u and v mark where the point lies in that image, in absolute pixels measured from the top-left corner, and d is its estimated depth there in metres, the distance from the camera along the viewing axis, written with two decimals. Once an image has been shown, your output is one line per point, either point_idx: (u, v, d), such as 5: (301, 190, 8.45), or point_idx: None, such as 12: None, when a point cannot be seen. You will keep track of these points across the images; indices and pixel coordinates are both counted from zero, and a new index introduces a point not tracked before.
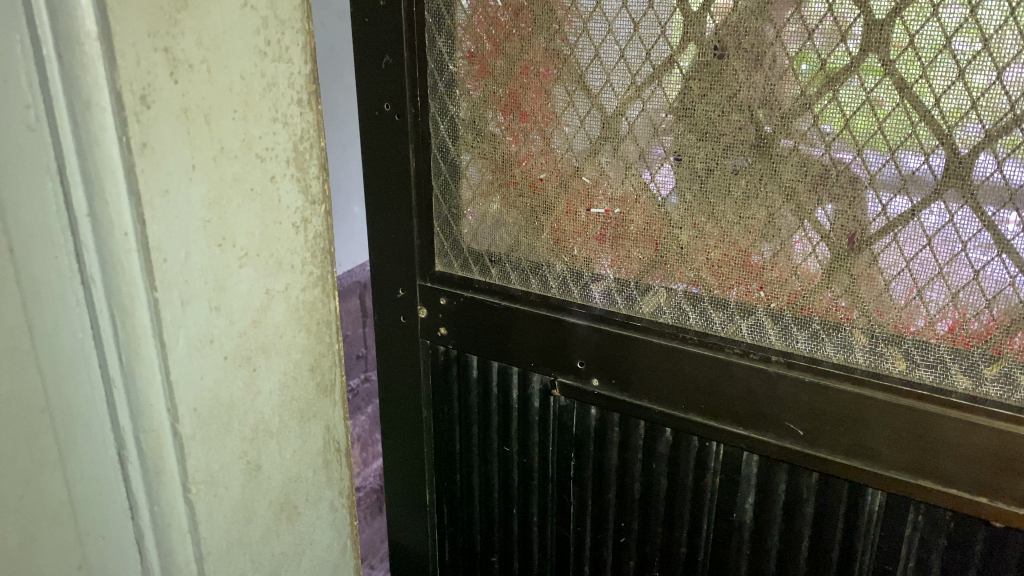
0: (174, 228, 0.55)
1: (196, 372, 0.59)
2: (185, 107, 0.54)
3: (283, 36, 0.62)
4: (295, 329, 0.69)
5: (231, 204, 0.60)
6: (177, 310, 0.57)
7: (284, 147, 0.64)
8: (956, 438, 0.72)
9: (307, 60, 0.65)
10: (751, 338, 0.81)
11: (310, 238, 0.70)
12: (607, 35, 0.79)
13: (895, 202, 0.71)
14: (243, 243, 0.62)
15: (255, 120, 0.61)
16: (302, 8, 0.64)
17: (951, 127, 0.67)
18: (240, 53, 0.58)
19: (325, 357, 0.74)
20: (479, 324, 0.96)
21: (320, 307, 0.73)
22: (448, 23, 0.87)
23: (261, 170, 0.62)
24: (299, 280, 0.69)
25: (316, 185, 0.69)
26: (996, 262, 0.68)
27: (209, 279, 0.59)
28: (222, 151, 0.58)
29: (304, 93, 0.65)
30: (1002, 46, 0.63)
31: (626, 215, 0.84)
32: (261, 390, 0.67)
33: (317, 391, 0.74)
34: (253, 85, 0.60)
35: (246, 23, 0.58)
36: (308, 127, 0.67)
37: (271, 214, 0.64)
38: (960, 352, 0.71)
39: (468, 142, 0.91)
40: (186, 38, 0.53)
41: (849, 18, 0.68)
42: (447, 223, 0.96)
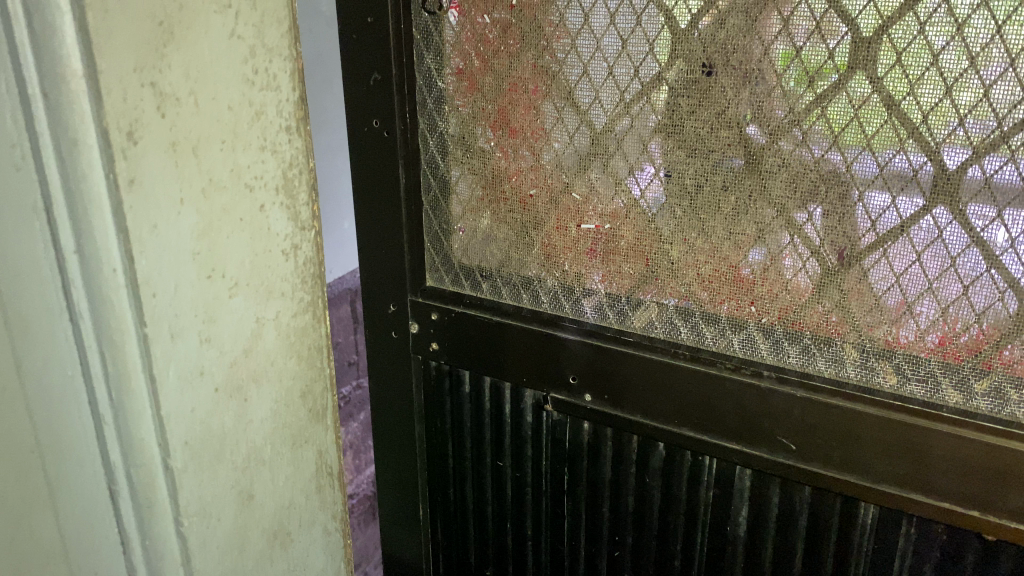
0: (164, 261, 0.55)
1: (187, 405, 0.59)
2: (173, 140, 0.54)
3: (271, 64, 0.62)
4: (286, 355, 0.69)
5: (221, 234, 0.59)
6: (167, 343, 0.56)
7: (273, 175, 0.64)
8: (947, 452, 0.72)
9: (295, 86, 0.65)
10: (743, 352, 0.81)
11: (301, 264, 0.69)
12: (595, 52, 0.79)
13: (884, 218, 0.71)
14: (234, 272, 0.61)
15: (244, 149, 0.60)
16: (290, 34, 0.63)
17: (939, 144, 0.67)
18: (228, 83, 0.58)
19: (316, 382, 0.74)
20: (470, 340, 0.96)
21: (311, 332, 0.72)
22: (437, 39, 0.87)
23: (251, 199, 0.62)
24: (289, 306, 0.69)
25: (305, 211, 0.69)
26: (985, 278, 0.69)
27: (198, 311, 0.59)
28: (211, 182, 0.58)
29: (292, 119, 0.65)
30: (990, 63, 0.64)
31: (616, 231, 0.84)
32: (253, 418, 0.67)
33: (309, 416, 0.74)
34: (241, 113, 0.59)
35: (234, 52, 0.58)
36: (297, 153, 0.66)
37: (261, 242, 0.64)
38: (951, 366, 0.72)
39: (458, 157, 0.91)
40: (173, 70, 0.53)
41: (837, 35, 0.68)
42: (437, 238, 0.96)
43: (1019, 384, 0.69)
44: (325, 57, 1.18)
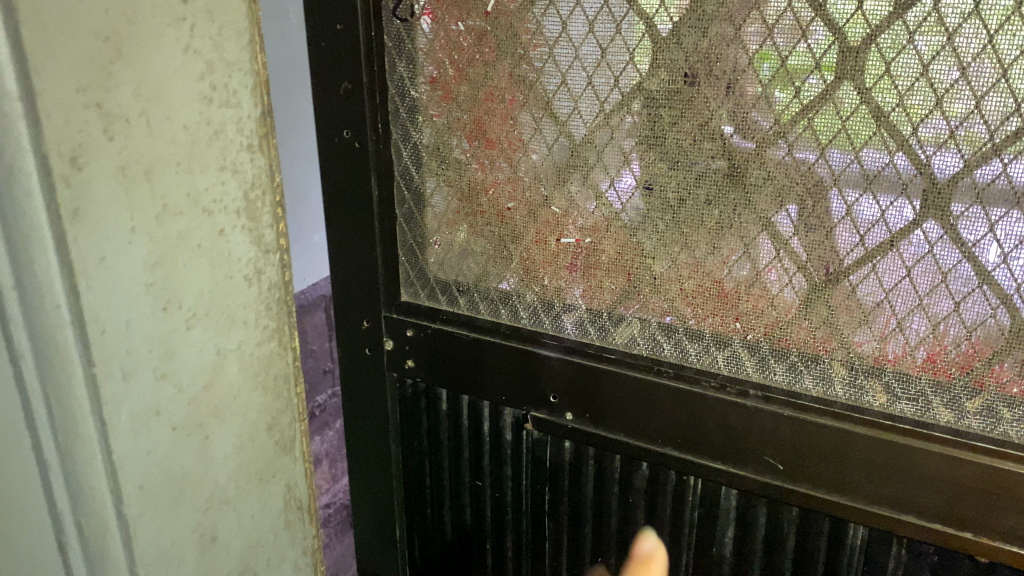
0: (114, 296, 0.50)
1: (142, 448, 0.55)
2: (123, 163, 0.49)
3: (230, 79, 0.57)
4: (251, 387, 0.65)
5: (178, 263, 0.55)
6: (118, 384, 0.52)
7: (233, 197, 0.59)
8: (939, 471, 0.70)
9: (257, 103, 0.60)
10: (728, 370, 0.79)
11: (265, 290, 0.65)
12: (573, 61, 0.76)
13: (872, 233, 0.69)
14: (192, 303, 0.57)
15: (202, 171, 0.56)
16: (250, 47, 0.59)
17: (929, 157, 0.65)
18: (185, 99, 0.53)
19: (285, 414, 0.70)
20: (447, 357, 0.93)
21: (277, 361, 0.68)
22: (409, 47, 0.84)
23: (210, 223, 0.57)
24: (253, 335, 0.64)
25: (270, 234, 0.64)
26: (976, 293, 0.67)
27: (153, 347, 0.54)
28: (165, 207, 0.53)
29: (255, 137, 0.60)
30: (981, 75, 0.62)
31: (597, 245, 0.82)
32: (215, 455, 0.62)
33: (277, 449, 0.70)
34: (198, 131, 0.55)
35: (190, 67, 0.53)
36: (259, 173, 0.61)
37: (222, 268, 0.59)
38: (941, 385, 0.70)
39: (433, 168, 0.88)
40: (121, 88, 0.48)
41: (823, 44, 0.66)
42: (412, 252, 0.92)
43: (1011, 403, 0.67)
44: (293, 59, 1.17)
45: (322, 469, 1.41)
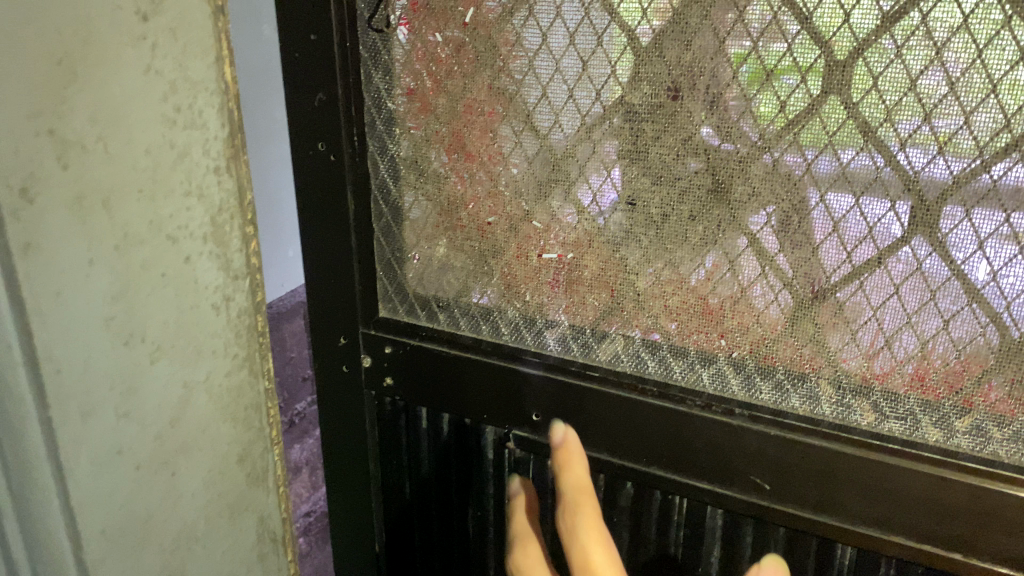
0: (72, 332, 0.50)
1: (104, 491, 0.54)
2: (79, 193, 0.48)
3: (195, 99, 0.56)
4: (220, 420, 0.64)
5: (141, 294, 0.54)
6: (76, 424, 0.51)
7: (199, 222, 0.58)
8: (929, 492, 0.69)
9: (225, 121, 0.59)
10: (713, 388, 0.77)
11: (234, 315, 0.64)
12: (554, 73, 0.75)
13: (860, 250, 0.68)
14: (156, 337, 0.56)
15: (166, 197, 0.55)
16: (218, 65, 0.58)
17: (918, 172, 0.64)
18: (146, 123, 0.52)
19: (255, 445, 0.69)
20: (426, 375, 0.91)
21: (246, 392, 0.67)
22: (385, 58, 0.81)
23: (175, 251, 0.57)
24: (222, 365, 0.64)
25: (239, 258, 0.63)
26: (965, 311, 0.65)
27: (114, 382, 0.53)
28: (126, 236, 0.52)
29: (221, 158, 0.59)
30: (970, 89, 0.60)
31: (580, 261, 0.80)
32: (184, 494, 0.61)
33: (247, 482, 0.68)
34: (162, 156, 0.54)
35: (152, 88, 0.52)
36: (227, 196, 0.61)
37: (188, 297, 0.59)
38: (930, 404, 0.69)
39: (411, 182, 0.86)
40: (77, 114, 0.47)
41: (809, 58, 0.64)
42: (390, 266, 0.90)
43: (1001, 422, 0.67)
44: (268, 57, 1.16)
45: (302, 477, 1.38)
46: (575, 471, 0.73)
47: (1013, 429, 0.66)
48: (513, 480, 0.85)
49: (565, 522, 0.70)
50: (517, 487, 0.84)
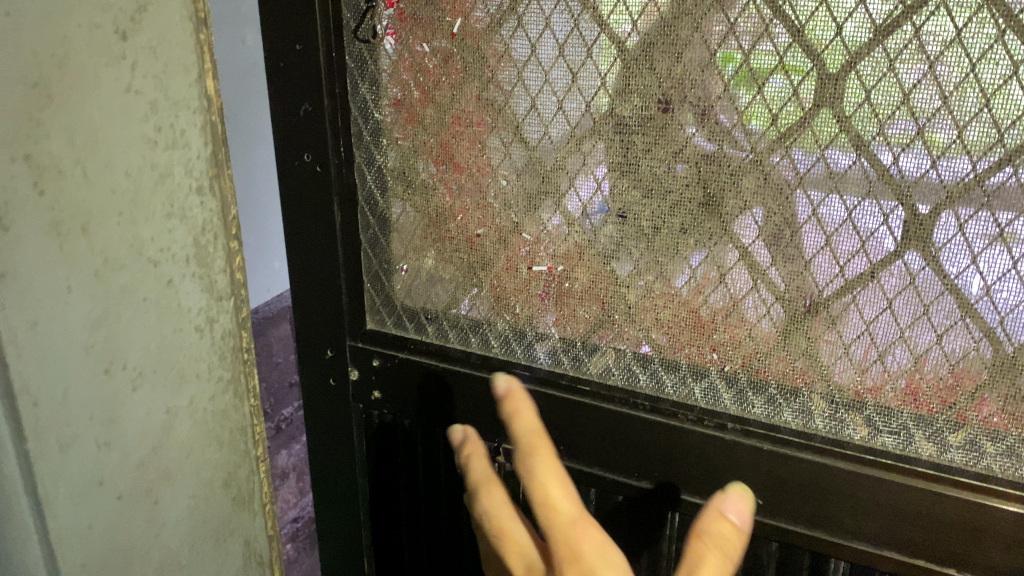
0: (51, 360, 0.53)
1: (83, 519, 0.58)
2: (57, 219, 0.53)
3: (176, 120, 0.62)
4: (205, 442, 0.70)
5: (121, 318, 0.59)
6: (54, 455, 0.55)
7: (181, 245, 0.64)
8: (923, 508, 0.68)
9: (207, 140, 0.65)
10: (705, 402, 0.76)
11: (217, 338, 0.70)
12: (543, 85, 0.74)
13: (853, 263, 0.67)
14: (137, 360, 0.61)
15: (145, 220, 0.60)
16: (199, 86, 0.64)
17: (911, 187, 0.63)
18: (126, 145, 0.57)
19: (241, 469, 0.75)
20: (414, 389, 0.90)
21: (230, 416, 0.73)
22: (372, 68, 0.80)
23: (156, 274, 0.62)
24: (206, 389, 0.69)
25: (221, 279, 0.70)
26: (959, 326, 0.65)
27: (95, 407, 0.58)
28: (105, 261, 0.57)
29: (204, 178, 0.66)
30: (964, 104, 0.60)
31: (570, 273, 0.79)
32: (165, 520, 0.66)
33: (234, 505, 0.75)
34: (143, 179, 0.59)
35: (132, 109, 0.58)
36: (210, 216, 0.67)
37: (169, 321, 0.64)
38: (924, 419, 0.68)
39: (399, 193, 0.85)
40: (53, 139, 0.51)
41: (801, 71, 0.64)
42: (377, 278, 0.89)
43: (994, 437, 0.66)
44: (253, 57, 1.15)
45: (289, 484, 1.37)
46: (520, 409, 0.62)
47: (1006, 443, 0.66)
48: (456, 429, 0.70)
49: (516, 467, 0.60)
50: (460, 438, 0.68)
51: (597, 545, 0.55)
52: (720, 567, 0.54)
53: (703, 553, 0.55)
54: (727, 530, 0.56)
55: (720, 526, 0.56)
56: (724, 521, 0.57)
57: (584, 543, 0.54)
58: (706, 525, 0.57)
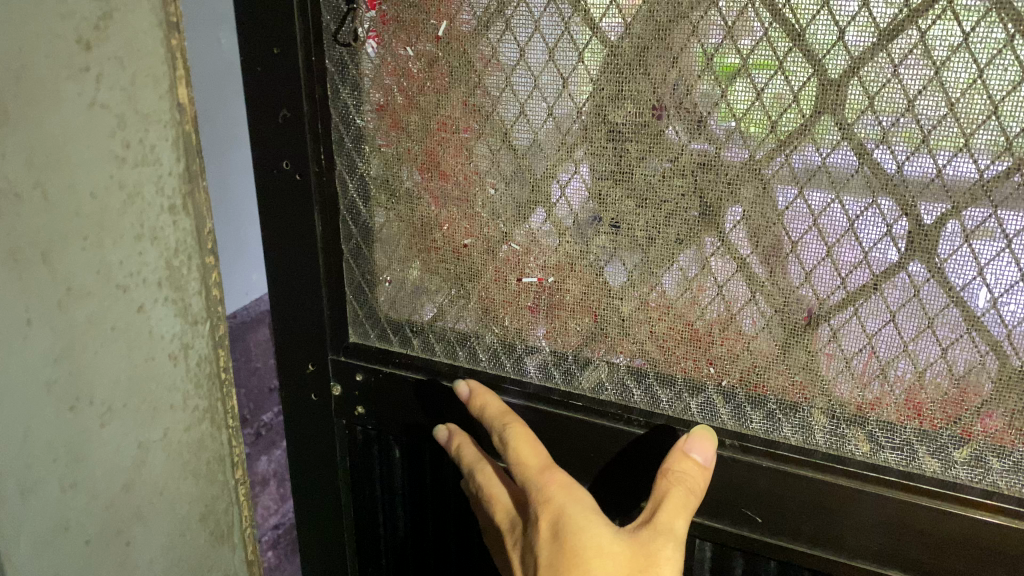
0: (13, 399, 0.55)
1: (50, 561, 0.59)
2: (14, 248, 0.53)
3: (146, 134, 0.62)
4: (181, 475, 0.72)
5: (88, 350, 0.60)
6: (16, 502, 0.56)
7: (153, 268, 0.65)
8: (926, 526, 0.66)
9: (179, 156, 0.66)
10: (702, 418, 0.74)
11: (192, 365, 0.72)
12: (533, 90, 0.71)
13: (855, 275, 0.65)
14: (105, 395, 0.63)
15: (113, 245, 0.61)
16: (170, 98, 0.64)
17: (915, 197, 0.61)
18: (92, 165, 0.58)
19: (218, 501, 0.78)
20: (399, 404, 0.87)
21: (207, 445, 0.75)
22: (353, 72, 0.77)
23: (126, 300, 0.63)
24: (181, 420, 0.71)
25: (196, 302, 0.71)
26: (965, 340, 0.63)
27: (61, 446, 0.59)
28: (69, 290, 0.58)
29: (176, 196, 0.66)
30: (970, 111, 0.57)
31: (561, 285, 0.76)
32: (138, 559, 0.68)
33: (211, 540, 0.77)
34: (110, 200, 0.60)
35: (99, 123, 0.58)
36: (183, 237, 0.68)
37: (140, 350, 0.65)
38: (928, 434, 0.67)
39: (382, 201, 0.81)
40: (13, 158, 0.52)
41: (801, 77, 0.61)
42: (360, 289, 0.86)
43: (1001, 452, 0.64)
44: (229, 57, 1.11)
45: (270, 491, 1.33)
46: (488, 400, 0.74)
47: (1013, 459, 0.64)
48: (440, 426, 0.77)
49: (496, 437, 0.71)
50: (446, 435, 0.76)
51: (562, 486, 0.63)
52: (684, 497, 0.61)
53: (667, 486, 0.62)
54: (690, 468, 0.64)
55: (684, 465, 0.64)
56: (688, 460, 0.64)
57: (552, 484, 0.63)
58: (672, 465, 0.64)
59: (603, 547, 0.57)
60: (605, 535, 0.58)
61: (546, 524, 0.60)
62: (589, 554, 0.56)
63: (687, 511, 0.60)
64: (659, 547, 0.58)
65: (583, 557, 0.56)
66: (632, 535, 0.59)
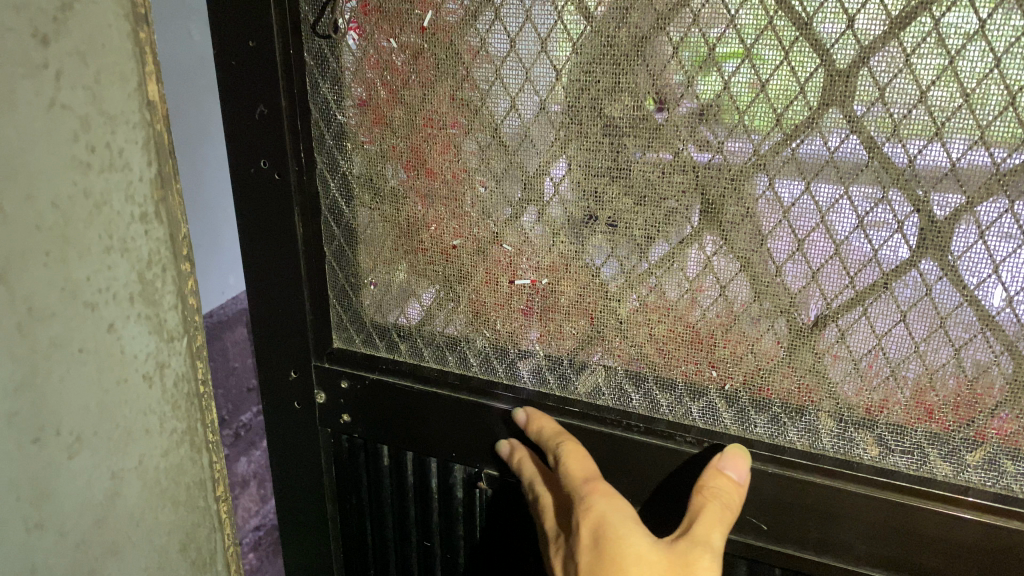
0: None
1: None
2: None
3: (114, 136, 0.58)
4: (159, 502, 0.69)
5: (52, 375, 0.57)
6: None
7: (125, 280, 0.61)
8: (939, 533, 0.64)
9: (150, 159, 0.62)
10: (703, 423, 0.71)
11: (169, 384, 0.68)
12: (524, 83, 0.67)
13: (863, 273, 0.62)
14: (74, 424, 0.59)
15: (79, 260, 0.57)
16: (138, 97, 0.60)
17: (928, 192, 0.58)
18: (54, 170, 0.54)
19: (199, 527, 0.75)
20: (387, 411, 0.84)
21: (187, 469, 0.72)
22: (333, 65, 0.73)
23: (95, 319, 0.59)
24: (156, 445, 0.68)
25: (172, 317, 0.67)
26: (979, 339, 0.60)
27: (23, 481, 0.56)
28: (30, 312, 0.54)
29: (148, 204, 0.62)
30: (986, 102, 0.54)
31: (555, 286, 0.73)
32: None
33: (192, 567, 0.74)
34: (74, 210, 0.56)
35: (61, 125, 0.54)
36: (154, 248, 0.64)
37: (111, 372, 0.62)
38: (939, 436, 0.65)
39: (365, 201, 0.78)
40: None
41: (808, 67, 0.59)
42: (344, 293, 0.82)
43: (1016, 455, 0.62)
44: (201, 50, 1.06)
45: (251, 492, 1.29)
46: (544, 423, 0.74)
47: None
48: (503, 442, 0.78)
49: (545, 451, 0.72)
50: (508, 449, 0.77)
51: (606, 499, 0.64)
52: (719, 511, 0.61)
53: (702, 501, 0.62)
54: (725, 484, 0.64)
55: (718, 481, 0.64)
56: (722, 476, 0.64)
57: (594, 496, 0.64)
58: (707, 481, 0.64)
59: (641, 556, 0.58)
60: (643, 544, 0.59)
61: (587, 533, 0.62)
62: (628, 561, 0.58)
63: (723, 525, 0.61)
64: (697, 556, 0.57)
65: (622, 565, 0.58)
66: (670, 545, 0.60)
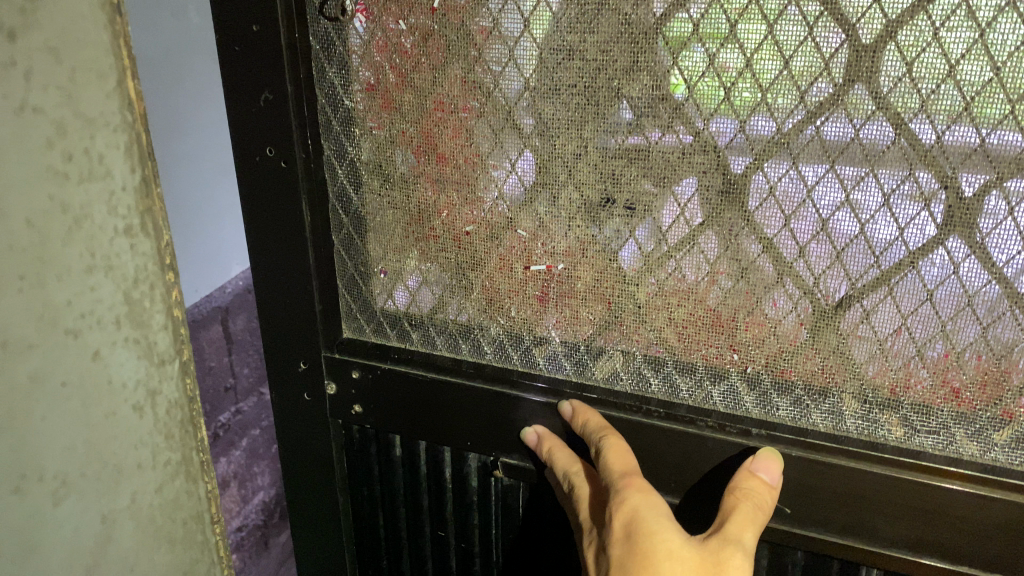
0: None
1: None
2: None
3: (93, 142, 0.55)
4: (152, 528, 0.66)
5: (34, 413, 0.54)
6: None
7: (110, 303, 0.58)
8: (964, 513, 0.63)
9: (132, 167, 0.58)
10: (724, 406, 0.71)
11: (159, 406, 0.65)
12: (538, 64, 0.66)
13: (890, 251, 0.61)
14: (58, 469, 0.56)
15: (60, 284, 0.54)
16: (121, 96, 0.56)
17: (957, 168, 0.57)
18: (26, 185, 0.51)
19: (192, 553, 0.72)
20: (400, 402, 0.83)
21: (180, 487, 0.69)
22: (340, 49, 0.71)
23: (79, 348, 0.56)
24: (147, 465, 0.65)
25: (162, 339, 0.64)
26: (1007, 317, 0.60)
27: (6, 536, 0.53)
28: (6, 347, 0.51)
29: (131, 214, 0.59)
30: (1018, 75, 0.53)
31: (572, 272, 0.72)
32: None
33: None
34: (51, 227, 0.53)
35: (36, 132, 0.50)
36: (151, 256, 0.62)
37: (99, 403, 0.59)
38: (965, 416, 0.64)
39: (374, 188, 0.76)
40: None
41: (833, 41, 0.57)
42: (354, 282, 0.81)
43: None
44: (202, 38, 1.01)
45: None
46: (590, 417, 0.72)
47: None
48: (529, 430, 0.76)
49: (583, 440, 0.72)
50: (535, 437, 0.76)
51: (641, 493, 0.63)
52: (752, 512, 0.61)
53: (734, 502, 0.62)
54: (757, 486, 0.63)
55: (752, 482, 0.64)
56: (754, 478, 0.64)
57: (629, 489, 0.64)
58: (739, 482, 0.64)
59: (672, 552, 0.58)
60: (676, 541, 0.59)
61: (619, 525, 0.62)
62: (659, 557, 0.58)
63: (756, 526, 0.60)
64: (728, 556, 0.57)
65: (652, 558, 0.58)
66: (701, 544, 0.59)
